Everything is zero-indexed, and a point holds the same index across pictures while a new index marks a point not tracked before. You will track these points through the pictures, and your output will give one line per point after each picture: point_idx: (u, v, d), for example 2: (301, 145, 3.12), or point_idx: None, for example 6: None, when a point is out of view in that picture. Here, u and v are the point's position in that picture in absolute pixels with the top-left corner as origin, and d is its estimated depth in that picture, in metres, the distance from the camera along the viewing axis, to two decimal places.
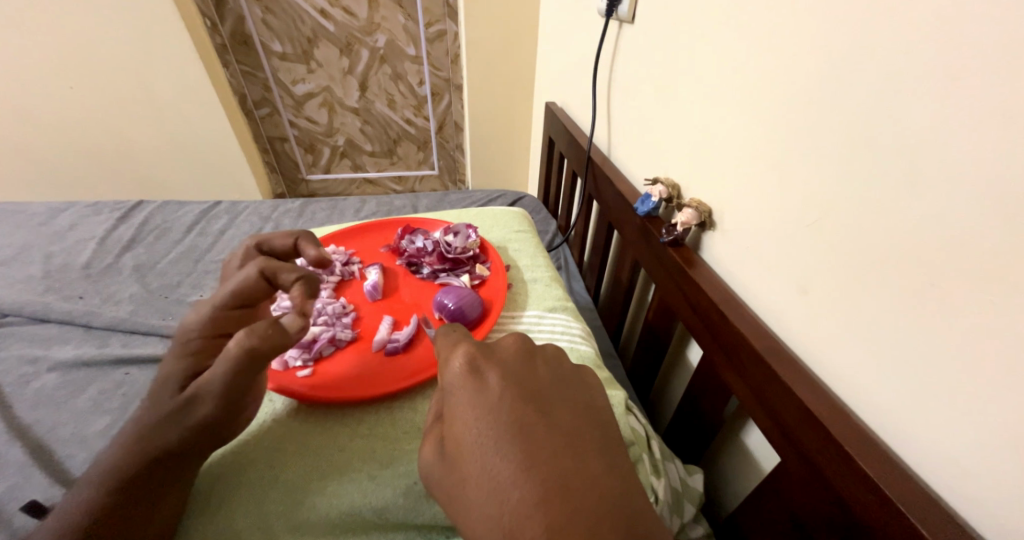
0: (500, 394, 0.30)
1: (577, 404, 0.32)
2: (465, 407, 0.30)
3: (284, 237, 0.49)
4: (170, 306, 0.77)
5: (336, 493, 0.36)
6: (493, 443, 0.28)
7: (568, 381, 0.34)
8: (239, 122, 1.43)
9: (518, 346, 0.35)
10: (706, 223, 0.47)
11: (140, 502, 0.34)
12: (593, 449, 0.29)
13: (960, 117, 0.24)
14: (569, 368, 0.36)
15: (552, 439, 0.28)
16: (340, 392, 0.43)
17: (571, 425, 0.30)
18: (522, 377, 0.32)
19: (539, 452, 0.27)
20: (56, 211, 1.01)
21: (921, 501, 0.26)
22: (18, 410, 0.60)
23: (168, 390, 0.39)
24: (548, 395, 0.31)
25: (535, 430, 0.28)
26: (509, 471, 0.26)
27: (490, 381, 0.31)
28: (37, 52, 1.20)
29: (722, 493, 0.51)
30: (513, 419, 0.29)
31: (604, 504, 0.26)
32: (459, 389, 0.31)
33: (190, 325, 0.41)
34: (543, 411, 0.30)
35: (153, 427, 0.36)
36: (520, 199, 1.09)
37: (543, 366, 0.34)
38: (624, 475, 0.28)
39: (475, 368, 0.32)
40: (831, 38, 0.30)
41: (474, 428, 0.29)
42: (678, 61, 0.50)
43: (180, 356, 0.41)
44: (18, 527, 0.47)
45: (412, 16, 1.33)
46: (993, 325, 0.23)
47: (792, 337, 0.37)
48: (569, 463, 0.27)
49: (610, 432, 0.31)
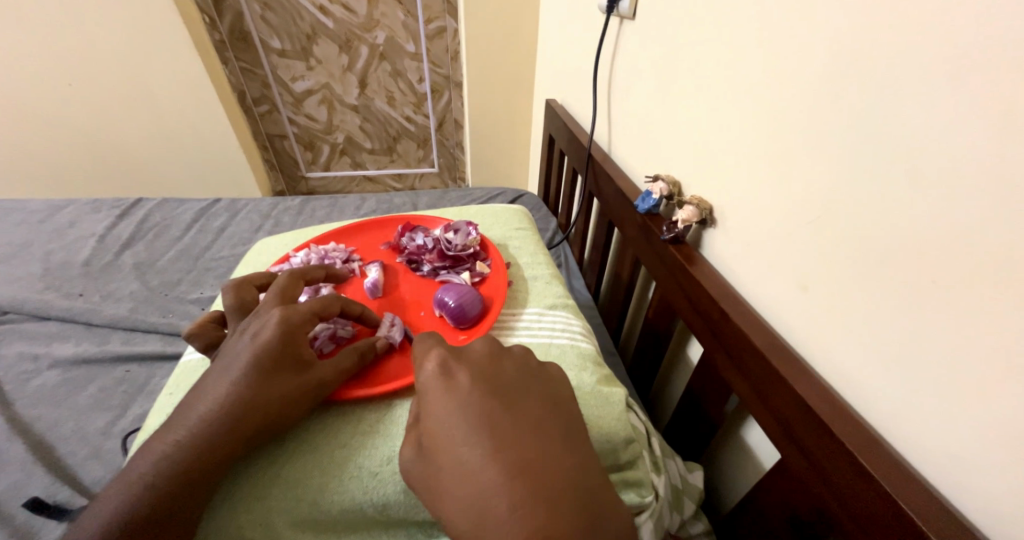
0: (468, 391, 0.30)
1: (544, 397, 0.32)
2: (435, 405, 0.29)
3: (320, 270, 0.52)
4: (170, 304, 0.77)
5: (339, 490, 0.36)
6: (461, 436, 0.28)
7: (536, 377, 0.33)
8: (238, 119, 1.43)
9: (488, 346, 0.34)
10: (707, 220, 0.47)
11: (157, 505, 0.32)
12: (557, 438, 0.29)
13: (962, 113, 0.23)
14: (535, 365, 0.35)
15: (518, 428, 0.28)
16: (342, 390, 0.43)
17: (538, 416, 0.30)
18: (491, 375, 0.31)
19: (506, 440, 0.27)
20: (55, 208, 1.00)
21: (924, 502, 0.26)
22: (19, 406, 0.60)
23: (251, 381, 0.36)
24: (521, 392, 0.31)
25: (502, 421, 0.28)
26: (475, 458, 0.26)
27: (461, 380, 0.31)
28: (35, 49, 1.20)
29: (722, 490, 0.52)
30: (480, 412, 0.28)
31: (566, 488, 0.26)
32: (431, 390, 0.30)
33: (269, 323, 0.39)
34: (510, 404, 0.30)
35: (170, 430, 0.35)
36: (521, 196, 1.09)
37: (511, 363, 0.34)
38: (583, 457, 0.29)
39: (446, 370, 0.31)
40: (831, 35, 0.30)
41: (444, 424, 0.28)
42: (679, 57, 0.49)
43: (250, 349, 0.38)
44: (19, 523, 0.48)
45: (412, 12, 1.32)
46: (992, 323, 0.23)
47: (792, 332, 0.37)
48: (533, 448, 0.27)
49: (575, 425, 0.31)
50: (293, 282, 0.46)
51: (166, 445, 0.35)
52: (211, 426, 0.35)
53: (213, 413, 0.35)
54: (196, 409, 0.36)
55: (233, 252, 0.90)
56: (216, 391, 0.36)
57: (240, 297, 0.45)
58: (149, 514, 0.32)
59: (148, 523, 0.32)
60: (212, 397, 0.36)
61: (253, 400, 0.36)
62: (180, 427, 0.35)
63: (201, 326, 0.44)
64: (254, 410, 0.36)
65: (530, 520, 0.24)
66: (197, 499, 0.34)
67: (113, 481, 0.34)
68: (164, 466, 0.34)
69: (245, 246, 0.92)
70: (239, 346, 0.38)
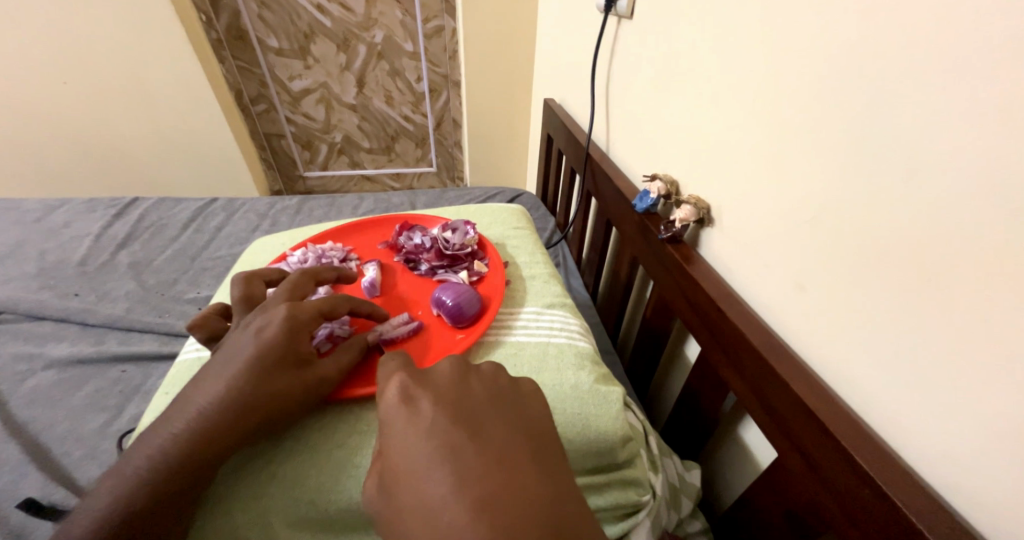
0: (431, 418, 0.28)
1: (513, 418, 0.29)
2: (396, 435, 0.27)
3: (331, 270, 0.50)
4: (166, 303, 0.77)
5: (338, 489, 0.36)
6: (422, 468, 0.25)
7: (507, 398, 0.31)
8: (235, 118, 1.42)
9: (455, 367, 0.32)
10: (705, 219, 0.47)
11: (150, 504, 0.32)
12: (528, 463, 0.26)
13: (963, 110, 0.23)
14: (507, 380, 0.33)
15: (483, 453, 0.26)
16: (341, 389, 0.42)
17: (508, 442, 0.27)
18: (455, 398, 0.29)
19: (469, 470, 0.25)
20: (50, 208, 1.00)
21: (923, 503, 0.26)
22: (14, 407, 0.60)
23: (251, 377, 0.36)
24: (488, 415, 0.29)
25: (465, 450, 0.26)
26: (437, 493, 0.24)
27: (423, 406, 0.29)
28: (30, 47, 1.19)
29: (718, 489, 0.52)
30: (444, 441, 0.26)
31: (542, 522, 0.23)
32: (393, 419, 0.28)
33: (275, 320, 0.39)
34: (475, 431, 0.27)
35: (169, 427, 0.35)
36: (519, 196, 1.09)
37: (479, 383, 0.31)
38: (557, 482, 0.26)
39: (408, 397, 0.29)
40: (829, 34, 0.30)
41: (405, 456, 0.26)
42: (676, 56, 0.49)
43: (250, 343, 0.38)
44: (13, 525, 0.47)
45: (410, 11, 1.32)
46: (997, 324, 0.23)
47: (788, 330, 0.37)
48: (500, 480, 0.24)
49: (548, 451, 0.28)
50: (306, 279, 0.46)
51: (161, 440, 0.34)
52: (209, 424, 0.34)
53: (213, 408, 0.35)
54: (196, 402, 0.36)
55: (229, 251, 0.90)
56: (215, 386, 0.36)
57: (249, 290, 0.45)
58: (143, 511, 0.32)
59: (143, 517, 0.32)
60: (213, 392, 0.36)
61: (253, 396, 0.36)
62: (177, 421, 0.35)
63: (205, 317, 0.44)
64: (252, 406, 0.35)
65: None
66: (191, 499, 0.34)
67: (106, 478, 0.34)
68: (160, 461, 0.33)
69: (242, 245, 0.92)
70: (243, 341, 0.38)
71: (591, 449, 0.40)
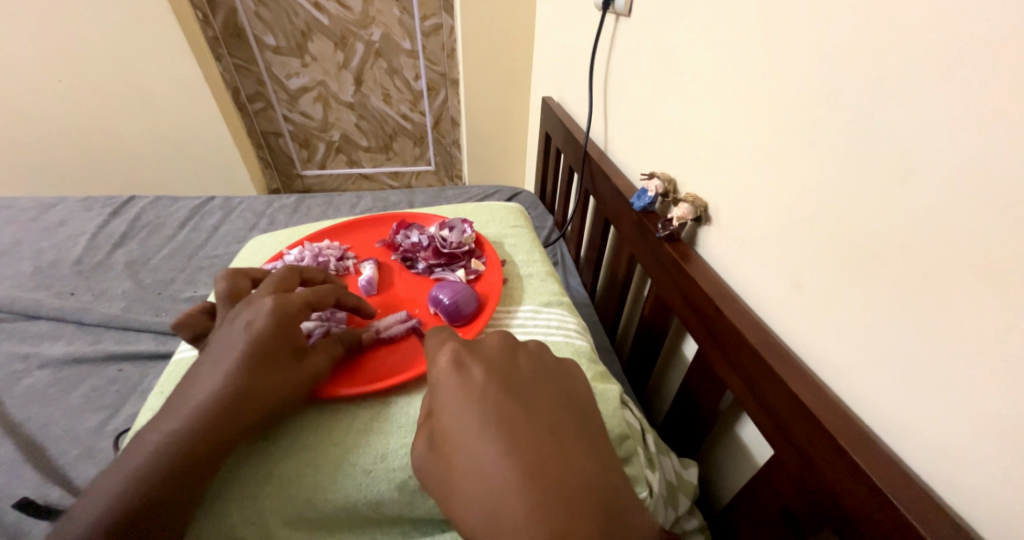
0: (483, 385, 0.30)
1: (557, 393, 0.32)
2: (450, 398, 0.30)
3: (321, 273, 0.51)
4: (163, 302, 0.76)
5: (334, 488, 0.36)
6: (475, 428, 0.28)
7: (550, 375, 0.34)
8: (231, 116, 1.41)
9: (503, 342, 0.35)
10: (702, 217, 0.47)
11: (141, 507, 0.31)
12: (569, 432, 0.29)
13: (962, 107, 0.23)
14: (551, 359, 0.36)
15: (531, 422, 0.28)
16: (324, 388, 0.42)
17: (550, 412, 0.30)
18: (504, 369, 0.32)
19: (520, 436, 0.27)
20: (46, 206, 0.99)
21: (918, 500, 0.26)
22: (8, 406, 0.59)
23: (242, 373, 0.36)
24: (533, 386, 0.31)
25: (516, 417, 0.28)
26: (490, 453, 0.26)
27: (475, 374, 0.31)
28: (25, 44, 1.18)
29: (715, 486, 0.52)
30: (497, 408, 0.28)
31: (582, 483, 0.26)
32: (447, 384, 0.31)
33: (262, 312, 0.39)
34: (522, 401, 0.30)
35: (161, 428, 0.34)
36: (518, 194, 1.08)
37: (525, 358, 0.34)
38: (594, 450, 0.29)
39: (460, 364, 0.32)
40: (828, 32, 0.30)
41: (458, 416, 0.29)
42: (675, 55, 0.49)
43: (238, 336, 0.38)
44: (9, 525, 0.47)
45: (408, 9, 1.32)
46: (995, 324, 0.23)
47: (786, 329, 0.37)
48: (547, 446, 0.27)
49: (587, 422, 0.31)
50: (291, 274, 0.46)
51: (154, 441, 0.34)
52: (201, 424, 0.34)
53: (207, 404, 0.35)
54: (189, 400, 0.35)
55: (226, 250, 0.89)
56: (209, 382, 0.36)
57: (234, 286, 0.45)
58: (135, 514, 0.31)
59: (135, 520, 0.31)
60: (206, 390, 0.36)
61: (246, 391, 0.36)
62: (173, 419, 0.35)
63: (189, 315, 0.43)
64: (247, 401, 0.36)
65: (543, 515, 0.24)
66: (188, 501, 0.33)
67: (100, 481, 0.33)
68: (152, 462, 0.33)
69: (240, 244, 0.91)
70: (232, 335, 0.38)
71: None
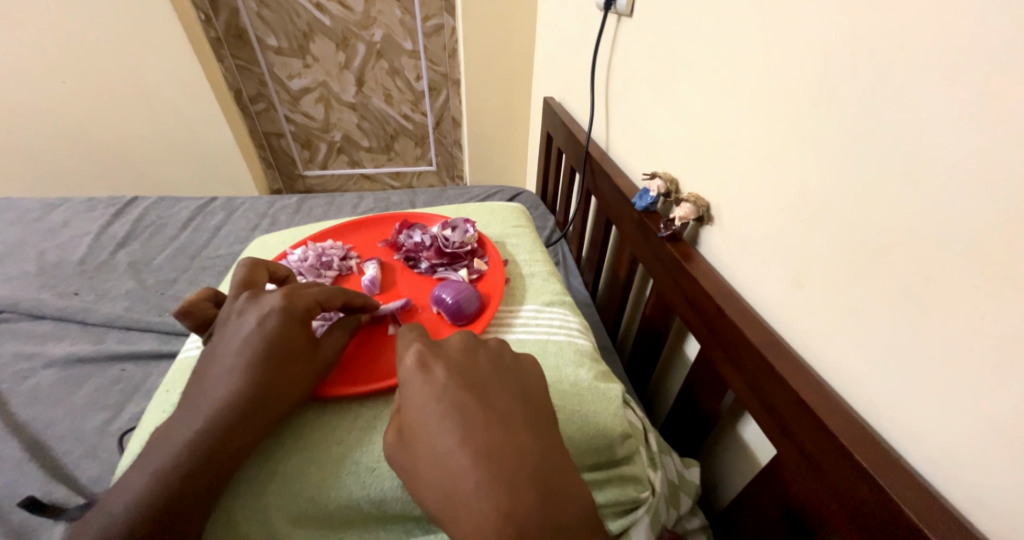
0: (445, 384, 0.31)
1: (517, 389, 0.32)
2: (412, 397, 0.31)
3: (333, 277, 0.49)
4: (167, 303, 0.77)
5: (338, 485, 0.36)
6: (434, 425, 0.29)
7: (513, 371, 0.34)
8: (235, 117, 1.42)
9: (466, 342, 0.35)
10: (705, 218, 0.47)
11: (164, 503, 0.32)
12: (524, 425, 0.30)
13: (963, 109, 0.23)
14: (511, 355, 0.36)
15: (489, 419, 0.29)
16: (326, 385, 0.42)
17: (510, 406, 0.31)
18: (467, 368, 0.32)
19: (477, 429, 0.28)
20: (49, 207, 1.00)
21: (922, 499, 0.26)
22: (14, 405, 0.60)
23: (256, 369, 0.37)
24: (492, 382, 0.32)
25: (473, 412, 0.29)
26: (448, 445, 0.28)
27: (438, 373, 0.32)
28: (29, 46, 1.19)
29: (717, 486, 0.52)
30: (455, 404, 0.29)
31: (533, 470, 0.27)
32: (409, 383, 0.31)
33: (274, 308, 0.40)
34: (482, 398, 0.30)
35: (180, 427, 0.35)
36: (519, 194, 1.09)
37: (486, 355, 0.34)
38: (550, 442, 0.30)
39: (424, 363, 0.32)
40: (830, 36, 0.30)
41: (419, 414, 0.30)
42: (676, 56, 0.49)
43: (252, 332, 0.38)
44: (15, 523, 0.47)
45: (409, 9, 1.32)
46: (994, 326, 0.23)
47: (787, 328, 0.38)
48: (502, 438, 0.28)
49: (546, 416, 0.32)
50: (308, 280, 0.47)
51: (172, 440, 0.35)
52: (216, 422, 0.35)
53: (221, 403, 0.36)
54: (205, 399, 0.36)
55: (228, 250, 0.90)
56: (221, 381, 0.37)
57: (250, 275, 0.45)
58: (158, 510, 0.32)
59: (159, 518, 0.32)
60: (220, 387, 0.36)
61: (259, 387, 0.36)
62: (190, 418, 0.35)
63: (194, 304, 0.43)
64: (260, 396, 0.36)
65: (501, 500, 0.25)
66: (206, 501, 0.34)
67: (118, 481, 0.34)
68: (172, 460, 0.34)
69: (243, 245, 0.92)
70: (242, 332, 0.39)
71: (592, 447, 0.40)
